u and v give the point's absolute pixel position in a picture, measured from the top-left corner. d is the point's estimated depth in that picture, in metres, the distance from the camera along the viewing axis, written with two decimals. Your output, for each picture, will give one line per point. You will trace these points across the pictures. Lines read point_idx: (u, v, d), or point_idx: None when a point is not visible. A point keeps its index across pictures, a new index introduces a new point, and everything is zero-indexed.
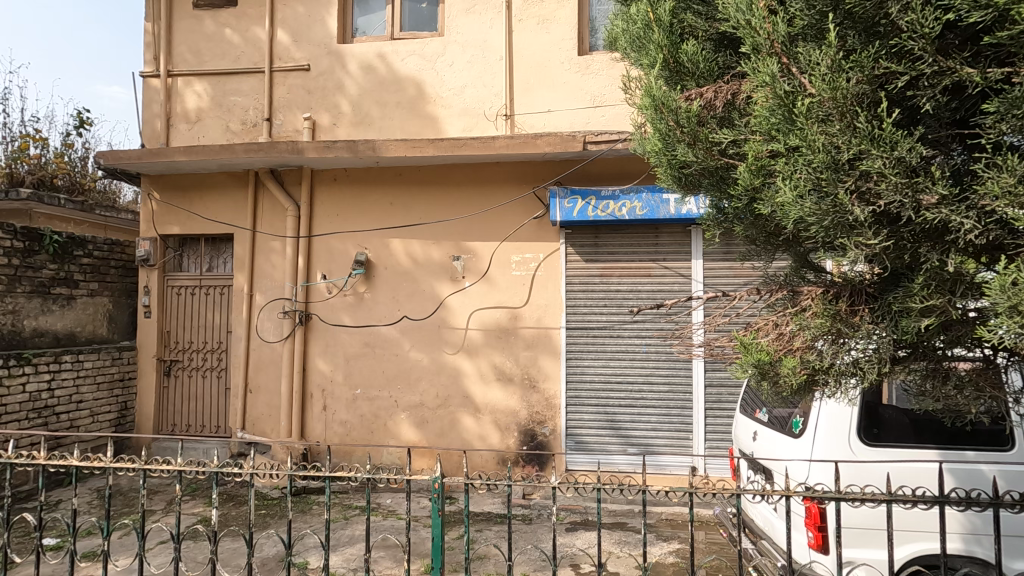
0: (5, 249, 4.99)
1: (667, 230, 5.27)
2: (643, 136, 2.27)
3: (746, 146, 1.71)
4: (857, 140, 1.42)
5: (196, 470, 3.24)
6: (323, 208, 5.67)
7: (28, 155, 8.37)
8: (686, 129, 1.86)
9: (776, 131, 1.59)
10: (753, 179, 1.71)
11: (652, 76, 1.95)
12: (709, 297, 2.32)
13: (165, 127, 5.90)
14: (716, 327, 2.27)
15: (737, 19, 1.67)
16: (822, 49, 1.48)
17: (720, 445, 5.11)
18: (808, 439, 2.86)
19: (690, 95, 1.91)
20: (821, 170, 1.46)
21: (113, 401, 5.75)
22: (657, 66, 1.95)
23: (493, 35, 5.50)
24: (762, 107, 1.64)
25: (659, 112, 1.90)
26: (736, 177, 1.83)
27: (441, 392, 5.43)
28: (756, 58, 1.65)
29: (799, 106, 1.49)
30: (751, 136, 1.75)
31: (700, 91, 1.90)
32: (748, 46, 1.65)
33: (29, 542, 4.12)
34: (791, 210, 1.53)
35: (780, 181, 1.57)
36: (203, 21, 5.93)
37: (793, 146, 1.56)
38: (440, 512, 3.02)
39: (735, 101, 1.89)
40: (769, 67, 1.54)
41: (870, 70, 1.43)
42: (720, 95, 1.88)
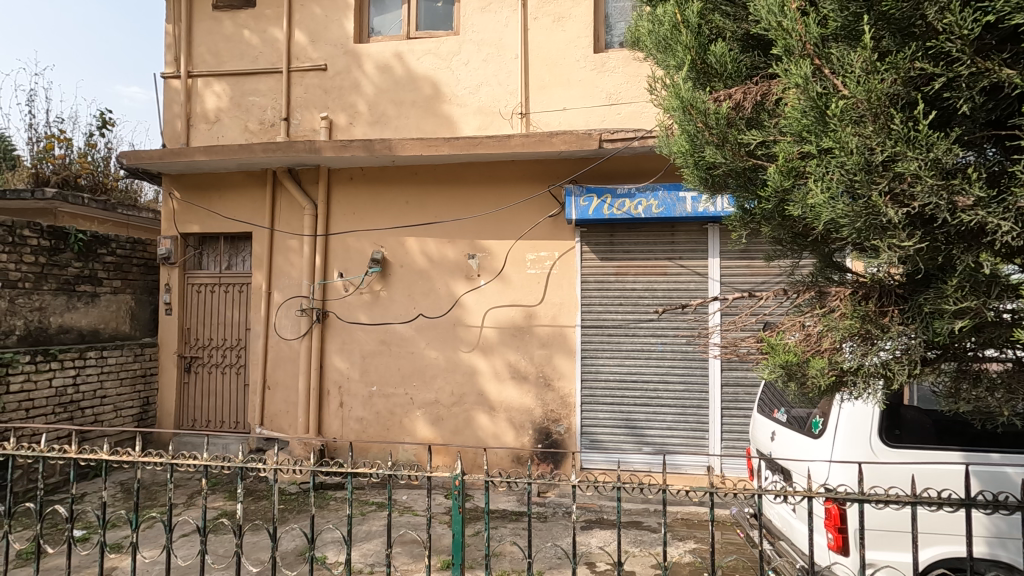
0: (32, 247, 5.12)
1: (683, 228, 5.25)
2: (668, 137, 2.28)
3: (777, 147, 1.70)
4: (892, 142, 1.41)
5: (220, 464, 3.29)
6: (341, 209, 5.74)
7: (53, 156, 8.59)
8: (714, 130, 1.86)
9: (807, 132, 1.58)
10: (783, 180, 1.70)
11: (680, 77, 1.95)
12: (732, 298, 2.31)
13: (186, 127, 6.01)
14: (740, 327, 2.25)
15: (768, 21, 1.67)
16: (857, 51, 1.47)
17: (737, 445, 5.08)
18: (827, 440, 2.84)
19: (718, 96, 1.91)
20: (854, 172, 1.45)
21: (135, 396, 5.87)
22: (684, 67, 1.95)
23: (509, 34, 5.51)
24: (793, 108, 1.64)
25: (688, 113, 1.89)
26: (764, 178, 1.82)
27: (456, 390, 5.47)
28: (788, 59, 1.64)
29: (832, 107, 1.48)
30: (781, 137, 1.74)
31: (729, 91, 1.90)
32: (780, 48, 1.65)
33: (62, 533, 4.24)
34: (823, 211, 1.52)
35: (811, 182, 1.56)
36: (222, 22, 6.02)
37: (825, 148, 1.56)
38: (458, 508, 3.06)
39: (765, 102, 1.87)
40: (802, 68, 1.53)
41: (906, 72, 1.42)
42: (749, 96, 1.87)
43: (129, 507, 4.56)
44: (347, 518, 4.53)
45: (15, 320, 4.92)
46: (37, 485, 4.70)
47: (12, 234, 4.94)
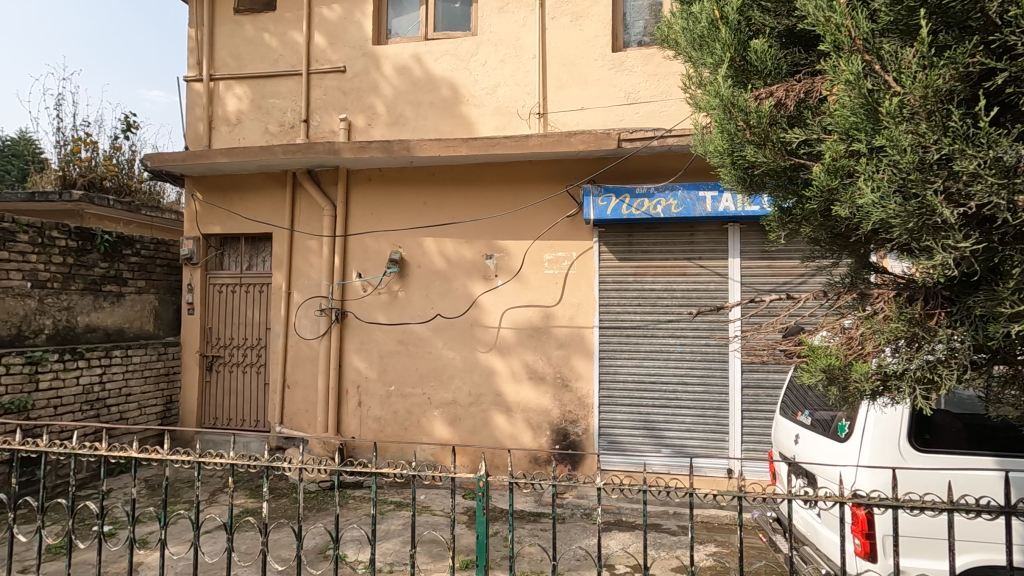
0: (60, 248, 5.24)
1: (702, 228, 5.20)
2: (703, 136, 2.26)
3: (822, 146, 1.67)
4: (949, 140, 1.38)
5: (247, 463, 3.31)
6: (360, 209, 5.77)
7: (80, 159, 8.81)
8: (755, 129, 1.82)
9: (856, 130, 1.55)
10: (828, 179, 1.66)
11: (719, 75, 1.92)
12: (767, 299, 2.28)
13: (208, 130, 6.09)
14: (774, 329, 2.22)
15: (816, 16, 1.64)
16: (913, 46, 1.44)
17: (757, 447, 5.02)
18: (855, 444, 2.77)
19: (759, 95, 1.88)
20: (908, 171, 1.42)
21: (159, 395, 5.97)
22: (723, 65, 1.92)
23: (527, 34, 5.49)
24: (841, 106, 1.61)
25: (728, 112, 1.86)
26: (807, 177, 1.79)
27: (473, 391, 5.47)
28: (837, 55, 1.61)
29: (885, 104, 1.45)
30: (826, 135, 1.71)
31: (770, 89, 1.87)
32: (828, 43, 1.62)
33: (90, 528, 4.32)
34: (873, 212, 1.49)
35: (860, 181, 1.53)
36: (243, 26, 6.09)
37: (876, 146, 1.53)
38: (482, 509, 3.05)
39: (809, 99, 1.85)
40: (854, 65, 1.50)
41: (965, 67, 1.39)
42: (792, 94, 1.84)
43: (155, 503, 4.64)
44: (366, 516, 4.55)
45: (44, 320, 5.04)
46: (66, 480, 4.80)
47: (40, 235, 5.05)
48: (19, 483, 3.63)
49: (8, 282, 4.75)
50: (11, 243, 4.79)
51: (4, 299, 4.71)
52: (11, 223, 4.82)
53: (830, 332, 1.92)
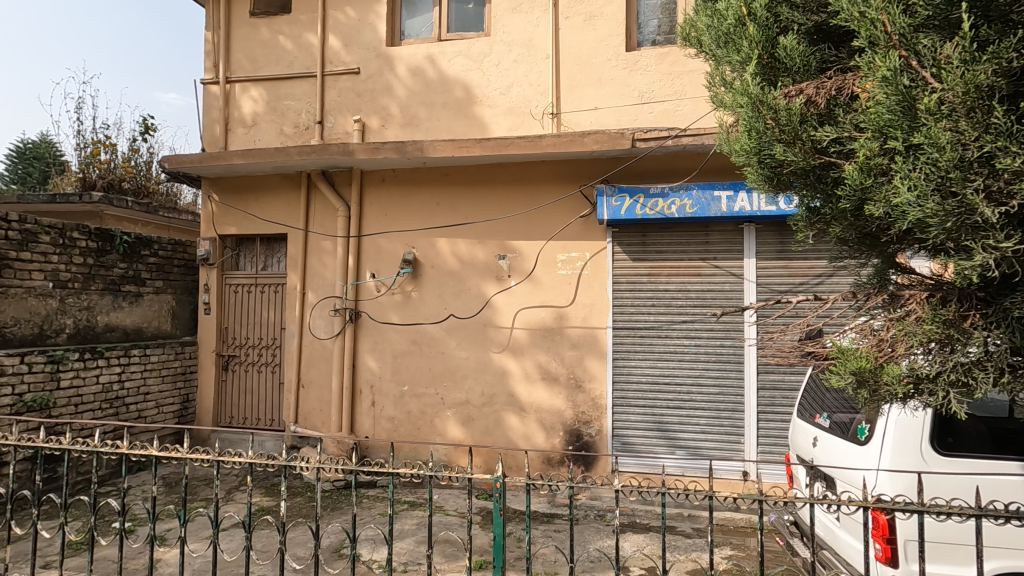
0: (81, 249, 5.32)
1: (717, 228, 5.15)
2: (728, 135, 2.23)
3: (856, 144, 1.66)
4: (991, 136, 1.38)
5: (265, 462, 3.33)
6: (374, 210, 5.79)
7: (100, 161, 8.96)
8: (785, 127, 1.80)
9: (891, 127, 1.55)
10: (861, 178, 1.64)
11: (747, 73, 1.90)
12: (794, 300, 2.28)
13: (224, 131, 6.16)
14: (803, 331, 2.22)
15: (850, 11, 1.63)
16: (954, 41, 1.43)
17: (774, 450, 4.95)
18: (875, 447, 2.72)
19: (788, 92, 1.86)
20: (947, 169, 1.42)
21: (176, 393, 6.05)
22: (751, 62, 1.90)
23: (540, 34, 5.48)
24: (876, 103, 1.59)
25: (756, 110, 1.83)
26: (839, 176, 1.77)
27: (487, 391, 5.46)
28: (872, 51, 1.60)
29: (924, 101, 1.45)
30: (859, 133, 1.69)
31: (801, 87, 1.85)
32: (863, 39, 1.61)
33: (110, 524, 4.39)
34: (910, 211, 1.48)
35: (896, 180, 1.52)
36: (258, 29, 6.15)
37: (913, 144, 1.52)
38: (499, 510, 3.04)
39: (840, 96, 1.83)
40: (892, 61, 1.49)
41: (1008, 62, 1.39)
42: (823, 91, 1.82)
43: (173, 501, 4.70)
44: (380, 515, 4.56)
45: (65, 319, 5.13)
46: (87, 477, 4.88)
47: (62, 236, 5.13)
48: (41, 480, 3.69)
49: (30, 282, 4.84)
50: (33, 244, 4.88)
51: (26, 299, 4.80)
52: (33, 224, 4.91)
53: (860, 334, 1.88)
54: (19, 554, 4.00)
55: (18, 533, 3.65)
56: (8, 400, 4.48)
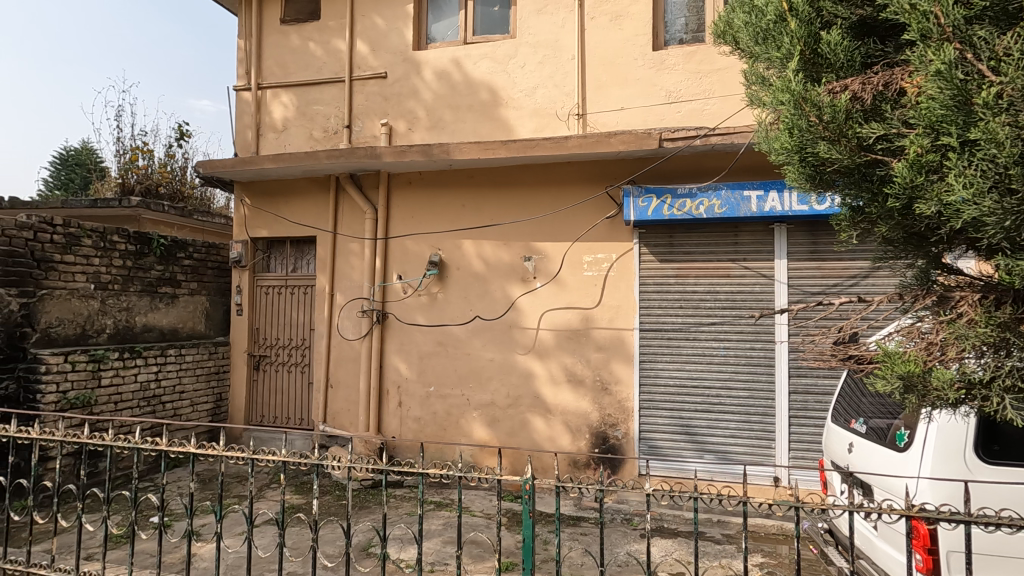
0: (121, 252, 5.50)
1: (747, 228, 5.05)
2: (769, 134, 2.20)
3: (905, 140, 1.62)
4: None
5: (298, 461, 3.38)
6: (401, 212, 5.85)
7: (138, 167, 9.28)
8: (829, 124, 1.76)
9: (944, 122, 1.51)
10: (912, 175, 1.60)
11: (789, 69, 1.86)
12: (838, 301, 2.28)
13: (256, 137, 6.30)
14: (848, 334, 2.22)
15: (900, 4, 1.60)
16: None
17: (807, 455, 4.83)
18: (915, 454, 2.63)
19: (833, 88, 1.82)
20: (1007, 165, 1.40)
21: (210, 392, 6.21)
22: (793, 58, 1.86)
23: (566, 35, 5.47)
24: (927, 98, 1.56)
25: (799, 107, 1.79)
26: (887, 174, 1.73)
27: (512, 392, 5.46)
28: (924, 44, 1.57)
29: (983, 94, 1.42)
30: (909, 129, 1.66)
31: (845, 82, 1.81)
32: (914, 32, 1.58)
33: (148, 518, 4.53)
34: (967, 210, 1.45)
35: (950, 177, 1.49)
36: (289, 36, 6.28)
37: (968, 139, 1.49)
38: (529, 512, 3.03)
39: (887, 91, 1.79)
40: (947, 54, 1.46)
41: None
42: (869, 87, 1.78)
43: (208, 497, 4.83)
44: (407, 515, 4.59)
45: (105, 319, 5.31)
46: (126, 472, 5.05)
47: (103, 239, 5.32)
48: (86, 475, 3.83)
49: (73, 284, 5.04)
50: (76, 247, 5.07)
51: (70, 300, 5.00)
52: (77, 228, 5.10)
53: (908, 338, 1.83)
54: (64, 545, 4.16)
55: (63, 525, 3.79)
56: (53, 396, 4.66)
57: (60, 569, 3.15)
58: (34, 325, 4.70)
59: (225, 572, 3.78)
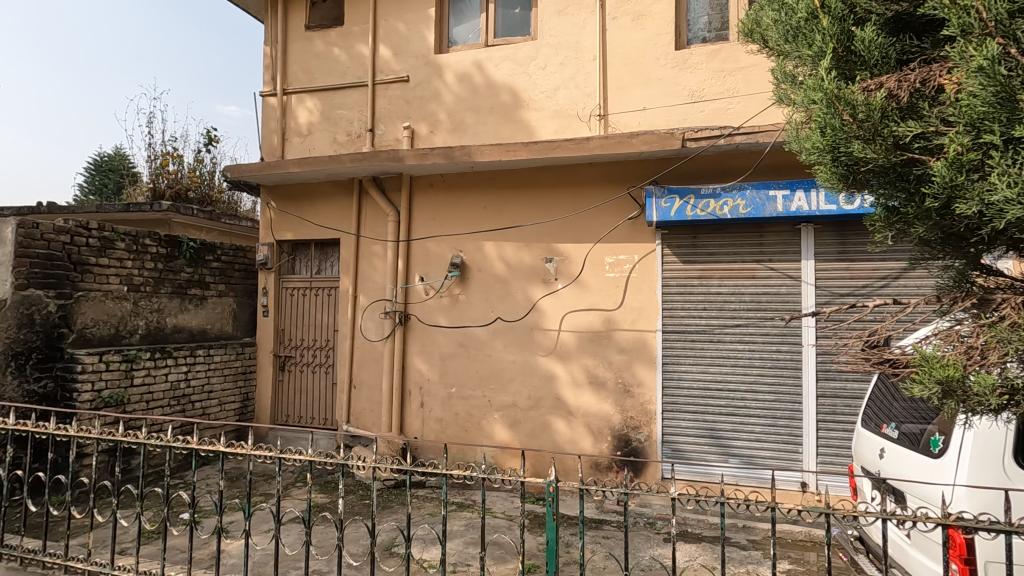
0: (152, 254, 5.66)
1: (772, 228, 4.97)
2: (801, 133, 2.16)
3: (945, 138, 1.58)
4: None
5: (324, 460, 3.43)
6: (424, 215, 5.90)
7: (168, 172, 9.53)
8: (863, 123, 1.73)
9: (987, 120, 1.48)
10: (952, 174, 1.56)
11: (822, 67, 1.83)
12: (874, 304, 2.25)
13: (281, 141, 6.42)
14: (884, 338, 2.18)
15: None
16: None
17: (835, 461, 4.72)
18: (951, 461, 2.56)
19: (867, 86, 1.79)
20: None
21: (238, 392, 6.34)
22: (826, 56, 1.83)
23: (587, 35, 5.45)
24: (968, 96, 1.53)
25: (832, 106, 1.76)
26: (926, 174, 1.69)
27: (533, 394, 5.46)
28: (965, 40, 1.54)
29: None
30: (949, 126, 1.63)
31: (881, 80, 1.77)
32: (954, 28, 1.55)
33: (178, 515, 4.64)
34: (1011, 210, 1.41)
35: (994, 176, 1.45)
36: (313, 42, 6.38)
37: (1013, 137, 1.45)
38: (552, 515, 3.02)
39: (924, 89, 1.75)
40: (990, 49, 1.43)
41: None
42: (905, 84, 1.74)
43: (236, 494, 4.93)
44: (430, 516, 4.62)
45: (138, 320, 5.47)
46: (158, 470, 5.18)
47: (135, 243, 5.47)
48: (120, 472, 3.94)
49: (107, 286, 5.19)
50: (110, 251, 5.23)
51: (104, 301, 5.15)
52: (110, 232, 5.26)
53: (946, 342, 1.78)
54: (99, 540, 4.29)
55: (98, 520, 3.90)
56: (89, 395, 4.80)
57: (96, 563, 3.24)
58: (71, 325, 4.86)
59: (253, 568, 3.86)
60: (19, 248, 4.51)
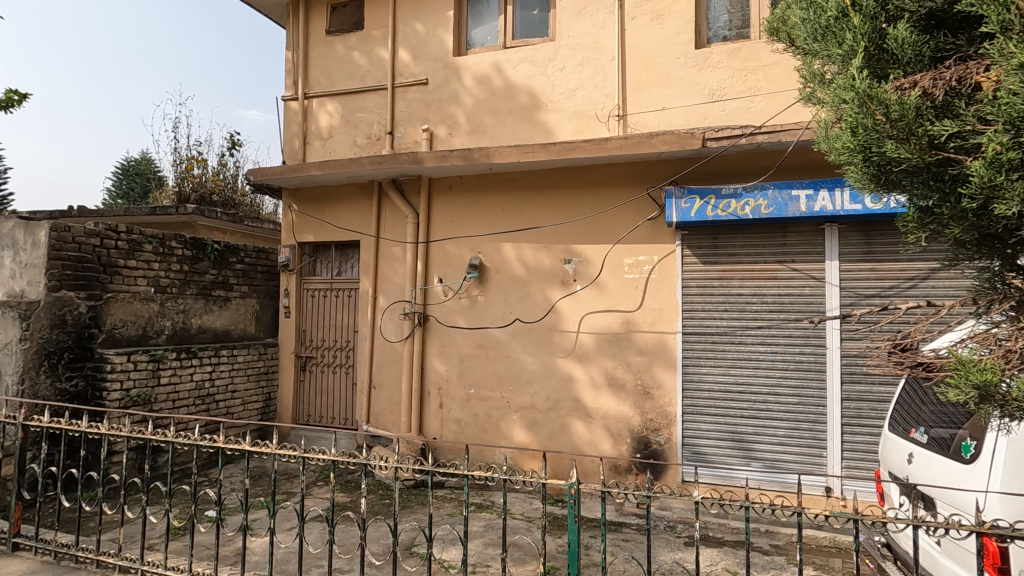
0: (178, 256, 5.78)
1: (795, 228, 4.89)
2: (831, 133, 2.13)
3: (982, 137, 1.56)
4: None
5: (346, 460, 3.46)
6: (443, 217, 5.93)
7: (193, 175, 9.74)
8: (897, 123, 1.70)
9: None
10: (990, 174, 1.54)
11: (854, 66, 1.80)
12: (907, 306, 2.22)
13: (303, 145, 6.52)
14: (918, 340, 2.15)
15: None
16: None
17: (860, 466, 4.62)
18: (983, 467, 2.50)
19: (901, 85, 1.76)
20: None
21: (260, 391, 6.44)
22: (858, 55, 1.80)
23: (606, 36, 5.43)
24: (1007, 94, 1.50)
25: (865, 105, 1.74)
26: (962, 173, 1.66)
27: (552, 396, 5.45)
28: (1005, 37, 1.51)
29: None
30: (987, 125, 1.60)
31: (914, 78, 1.75)
32: (994, 25, 1.53)
33: (204, 511, 4.74)
34: None
35: None
36: (334, 46, 6.47)
37: None
38: (574, 517, 3.01)
39: (961, 87, 1.72)
40: None
41: None
42: (941, 82, 1.71)
43: (260, 493, 5.01)
44: (449, 516, 4.64)
45: (165, 321, 5.59)
46: (184, 467, 5.29)
47: (162, 245, 5.60)
48: (149, 468, 4.04)
49: (135, 287, 5.32)
50: (138, 253, 5.36)
51: (132, 302, 5.28)
52: (138, 234, 5.39)
53: (981, 345, 1.75)
54: (128, 535, 4.40)
55: (127, 516, 4.00)
56: (118, 394, 4.92)
57: (126, 558, 3.33)
58: (101, 326, 5.00)
59: (277, 565, 3.92)
60: (51, 250, 4.65)
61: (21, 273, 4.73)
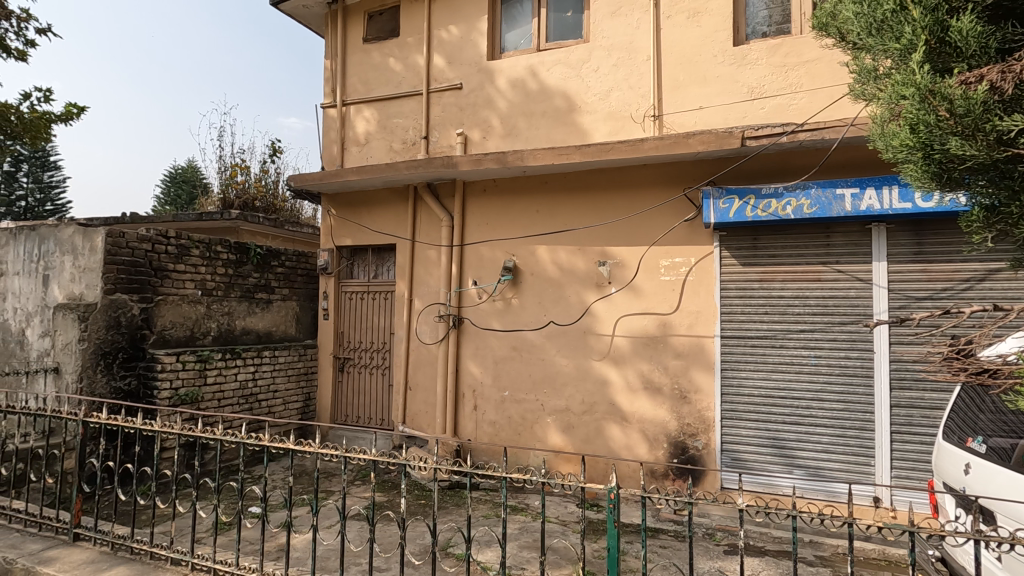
0: (223, 260, 5.99)
1: (840, 229, 4.73)
2: (886, 129, 2.07)
3: None
4: None
5: (386, 460, 3.51)
6: (477, 220, 5.98)
7: (237, 182, 10.10)
8: (962, 118, 1.67)
9: None
10: None
11: (913, 61, 1.76)
12: (969, 310, 2.14)
13: (341, 151, 6.68)
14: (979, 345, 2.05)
15: None
16: None
17: (912, 476, 4.42)
18: None
19: (966, 78, 1.69)
20: None
21: (301, 391, 6.62)
22: (918, 49, 1.76)
23: (640, 35, 5.38)
24: None
25: (926, 101, 1.71)
26: None
27: (587, 399, 5.41)
28: None
29: None
30: None
31: (981, 72, 1.68)
32: None
33: (248, 507, 4.89)
34: None
35: None
36: (370, 53, 6.60)
37: None
38: (613, 522, 2.97)
39: None
40: None
41: None
42: (1011, 74, 1.63)
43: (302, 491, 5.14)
44: (485, 518, 4.67)
45: (210, 323, 5.80)
46: (229, 464, 5.47)
47: (208, 250, 5.81)
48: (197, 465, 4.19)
49: (183, 291, 5.55)
50: (186, 257, 5.58)
51: (181, 304, 5.50)
52: (186, 240, 5.62)
53: None
54: (179, 529, 4.59)
55: (179, 510, 4.15)
56: (168, 392, 5.13)
57: (178, 550, 3.47)
58: (152, 327, 5.22)
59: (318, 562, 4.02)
60: (108, 255, 4.90)
61: (81, 277, 5.00)
